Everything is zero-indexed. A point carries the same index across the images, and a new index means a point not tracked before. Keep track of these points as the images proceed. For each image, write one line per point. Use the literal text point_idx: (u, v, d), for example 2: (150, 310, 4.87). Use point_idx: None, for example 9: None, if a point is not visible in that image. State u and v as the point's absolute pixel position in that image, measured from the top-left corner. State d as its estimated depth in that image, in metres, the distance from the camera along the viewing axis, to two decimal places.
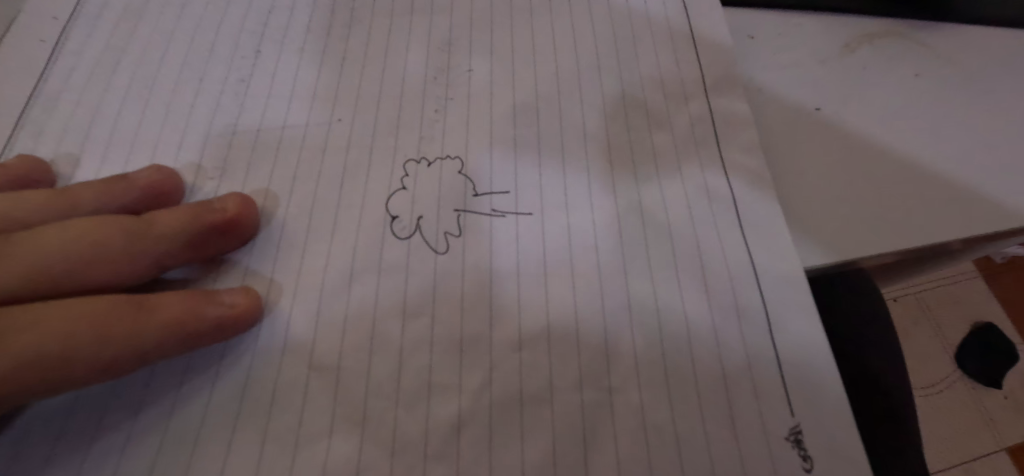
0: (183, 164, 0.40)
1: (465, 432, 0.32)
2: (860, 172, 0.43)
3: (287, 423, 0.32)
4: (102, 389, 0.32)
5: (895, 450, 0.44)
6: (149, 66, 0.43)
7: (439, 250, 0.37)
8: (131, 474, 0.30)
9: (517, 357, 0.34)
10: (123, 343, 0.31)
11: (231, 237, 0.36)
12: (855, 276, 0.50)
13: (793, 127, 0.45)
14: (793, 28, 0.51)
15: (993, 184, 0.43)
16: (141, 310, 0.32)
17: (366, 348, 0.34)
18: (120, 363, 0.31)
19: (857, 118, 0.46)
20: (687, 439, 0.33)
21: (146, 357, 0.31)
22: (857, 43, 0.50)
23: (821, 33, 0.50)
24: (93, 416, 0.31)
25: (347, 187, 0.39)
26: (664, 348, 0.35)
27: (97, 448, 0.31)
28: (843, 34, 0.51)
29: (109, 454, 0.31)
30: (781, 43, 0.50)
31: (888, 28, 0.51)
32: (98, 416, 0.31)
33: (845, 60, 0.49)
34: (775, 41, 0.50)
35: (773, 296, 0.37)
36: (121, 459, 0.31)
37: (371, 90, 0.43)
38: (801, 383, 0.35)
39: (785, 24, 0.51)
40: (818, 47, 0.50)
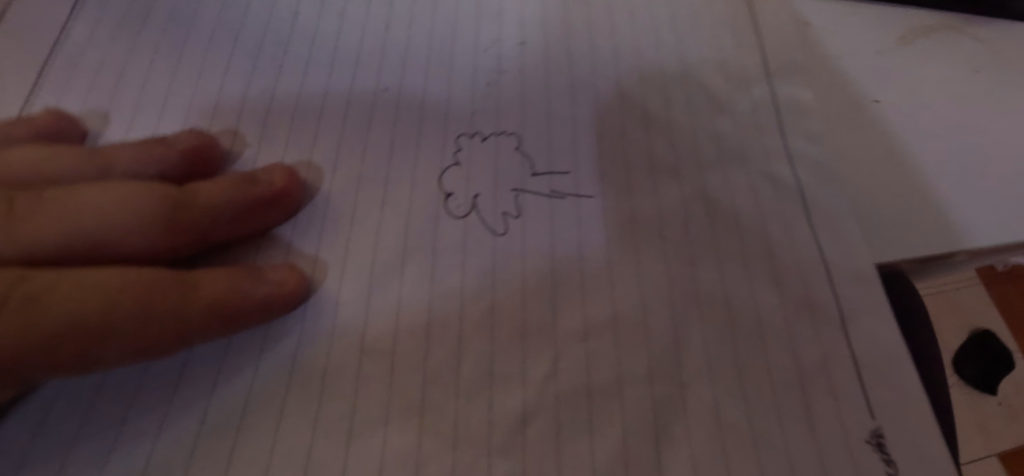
0: (219, 128, 0.37)
1: (532, 426, 0.30)
2: (923, 168, 0.41)
3: (338, 411, 0.29)
4: (132, 366, 0.29)
5: None
6: (179, 23, 0.40)
7: (497, 231, 0.34)
8: (165, 459, 0.27)
9: (583, 347, 0.32)
10: (167, 321, 0.28)
11: (275, 211, 0.33)
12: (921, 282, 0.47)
13: (852, 118, 0.43)
14: (849, 18, 0.48)
15: None
16: (186, 285, 0.29)
17: (422, 333, 0.31)
18: (160, 340, 0.28)
19: (916, 112, 0.44)
20: (766, 439, 0.31)
21: (190, 337, 0.29)
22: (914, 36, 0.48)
23: (880, 24, 0.48)
24: (125, 395, 0.29)
25: (395, 160, 0.36)
26: (737, 342, 0.33)
27: (129, 430, 0.28)
28: (900, 25, 0.48)
29: (142, 437, 0.28)
30: (838, 31, 0.48)
31: (946, 21, 0.49)
32: (130, 396, 0.29)
33: (902, 52, 0.47)
34: (832, 29, 0.47)
35: (846, 292, 0.35)
36: (154, 443, 0.28)
37: (419, 59, 0.40)
38: (880, 384, 0.33)
39: (840, 12, 0.49)
40: (875, 37, 0.48)
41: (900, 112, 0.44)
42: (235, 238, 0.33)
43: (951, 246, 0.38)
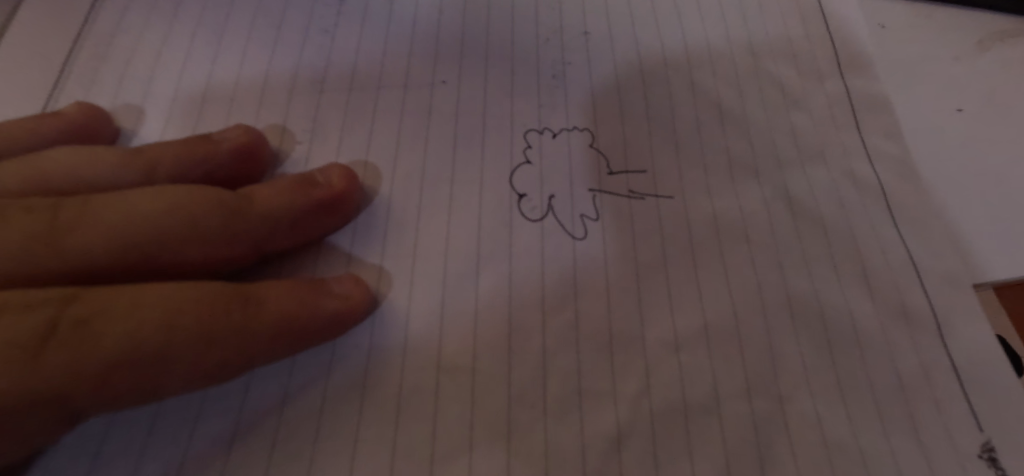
0: (266, 124, 0.34)
1: (628, 448, 0.27)
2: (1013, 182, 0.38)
3: (418, 435, 0.27)
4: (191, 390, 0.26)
5: None
6: (217, 8, 0.37)
7: (576, 235, 0.32)
8: None
9: (675, 360, 0.29)
10: (229, 342, 0.25)
11: (334, 217, 0.30)
12: None
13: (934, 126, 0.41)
14: (922, 20, 0.46)
15: None
16: (249, 301, 0.26)
17: (503, 347, 0.29)
18: (220, 365, 0.25)
19: (1002, 122, 0.41)
20: (874, 457, 0.29)
21: (254, 358, 0.26)
22: (992, 39, 0.45)
23: (962, 29, 0.45)
24: (186, 422, 0.26)
25: (460, 158, 0.34)
26: (834, 353, 0.31)
27: (192, 460, 0.25)
28: (979, 29, 0.45)
29: (208, 468, 0.25)
30: (915, 35, 0.45)
31: None
32: (191, 422, 0.26)
33: (983, 59, 0.44)
34: (908, 34, 0.45)
35: (942, 297, 0.33)
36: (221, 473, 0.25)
37: (476, 48, 0.38)
38: (988, 395, 0.30)
39: (914, 15, 0.46)
40: (954, 42, 0.45)
41: (985, 120, 0.41)
42: (292, 248, 0.30)
43: None
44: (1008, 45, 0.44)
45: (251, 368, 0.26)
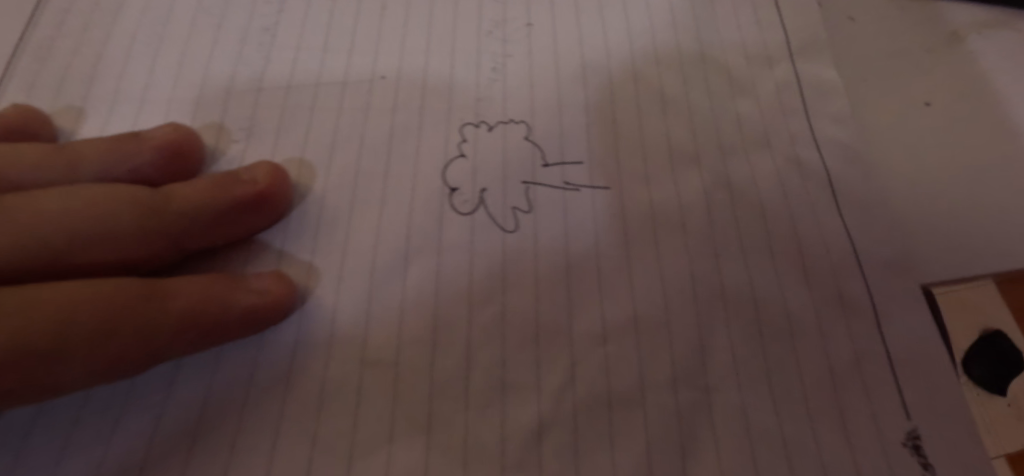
0: (203, 123, 0.34)
1: (548, 439, 0.28)
2: (973, 176, 0.37)
3: (340, 429, 0.27)
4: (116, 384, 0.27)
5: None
6: (158, 9, 0.37)
7: (507, 228, 0.32)
8: None
9: (601, 352, 0.29)
10: (132, 334, 0.26)
11: (260, 214, 0.30)
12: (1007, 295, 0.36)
13: (894, 119, 0.40)
14: (891, 13, 0.45)
15: None
16: (159, 297, 0.26)
17: (428, 342, 0.29)
18: (129, 358, 0.26)
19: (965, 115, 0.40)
20: (796, 446, 0.29)
21: (161, 351, 0.26)
22: (963, 32, 0.44)
23: (932, 20, 0.44)
24: (111, 415, 0.27)
25: (394, 153, 0.34)
26: (764, 343, 0.31)
27: (115, 451, 0.26)
28: (948, 19, 0.44)
29: (133, 459, 0.26)
30: (882, 26, 0.44)
31: (997, 15, 0.44)
32: (115, 415, 0.27)
33: (951, 52, 0.43)
34: (875, 25, 0.44)
35: (881, 286, 0.33)
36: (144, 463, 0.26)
37: (417, 41, 0.37)
38: (920, 381, 0.30)
39: (882, 6, 0.45)
40: (922, 33, 0.44)
41: (951, 116, 0.40)
42: (217, 245, 0.30)
43: (995, 237, 0.35)
44: (979, 38, 0.43)
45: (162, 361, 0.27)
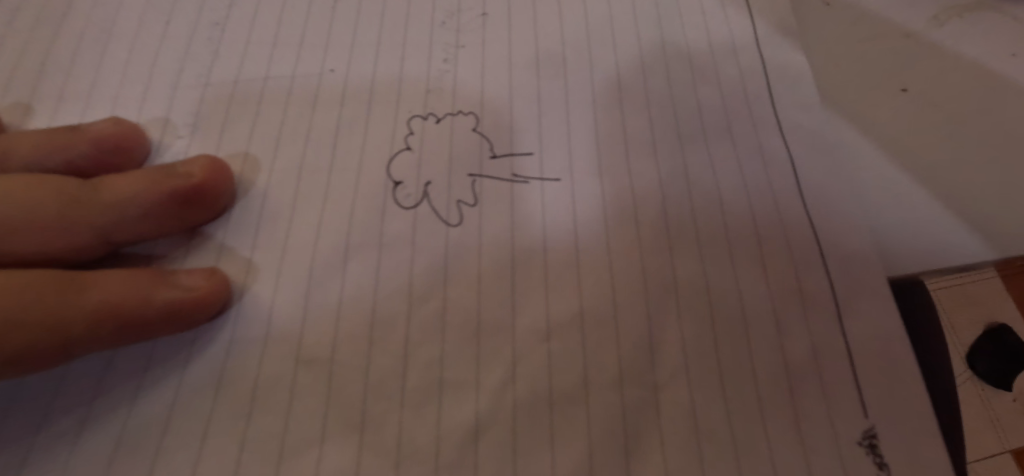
0: (148, 118, 0.34)
1: (485, 438, 0.27)
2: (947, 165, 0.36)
3: (269, 428, 0.26)
4: (47, 375, 0.27)
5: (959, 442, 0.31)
6: (108, 5, 0.37)
7: (450, 222, 0.31)
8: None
9: (544, 348, 0.28)
10: (44, 325, 0.25)
11: (194, 208, 0.30)
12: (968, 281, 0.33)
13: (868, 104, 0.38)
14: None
15: None
16: (77, 289, 0.26)
17: (365, 339, 0.28)
18: (42, 349, 0.25)
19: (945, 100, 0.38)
20: (746, 446, 0.28)
21: (70, 344, 0.26)
22: (945, 15, 0.41)
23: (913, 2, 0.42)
24: (40, 407, 0.26)
25: (340, 146, 0.33)
26: (717, 339, 0.30)
27: (40, 444, 0.26)
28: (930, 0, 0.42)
29: (57, 453, 0.25)
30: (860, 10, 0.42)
31: None
32: (43, 407, 0.26)
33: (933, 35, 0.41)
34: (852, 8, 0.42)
35: (843, 279, 0.31)
36: (69, 460, 0.25)
37: (368, 33, 0.37)
38: (880, 377, 0.29)
39: None
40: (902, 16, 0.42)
41: (928, 102, 0.38)
42: (147, 238, 0.29)
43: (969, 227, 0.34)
44: (961, 21, 0.41)
45: (75, 356, 0.26)
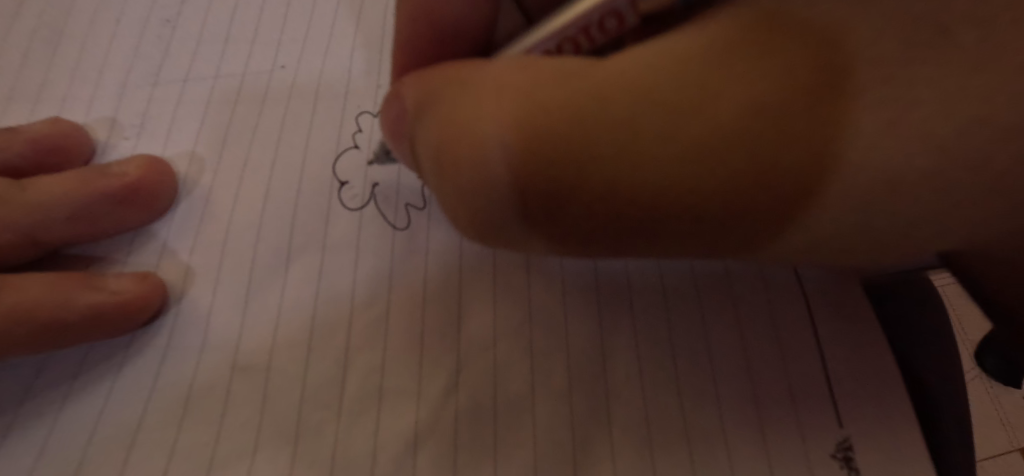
0: (95, 119, 0.33)
1: (424, 450, 0.25)
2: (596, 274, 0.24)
3: (199, 439, 0.25)
4: None
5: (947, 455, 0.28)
6: (60, 7, 0.37)
7: (397, 224, 0.30)
8: None
9: (490, 355, 0.27)
10: None
11: (129, 208, 0.29)
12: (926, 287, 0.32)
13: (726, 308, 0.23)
14: None
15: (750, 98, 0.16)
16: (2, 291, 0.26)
17: (303, 345, 0.27)
18: None
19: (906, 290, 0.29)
20: (705, 456, 0.26)
21: None
22: None
23: None
24: None
25: (285, 146, 0.32)
26: (674, 343, 0.28)
27: None
28: None
29: None
30: None
31: None
32: None
33: None
34: None
35: (813, 278, 0.30)
36: None
37: (320, 26, 0.35)
38: (852, 381, 0.27)
39: None
40: None
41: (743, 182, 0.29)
42: (83, 239, 0.29)
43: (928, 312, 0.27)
44: None
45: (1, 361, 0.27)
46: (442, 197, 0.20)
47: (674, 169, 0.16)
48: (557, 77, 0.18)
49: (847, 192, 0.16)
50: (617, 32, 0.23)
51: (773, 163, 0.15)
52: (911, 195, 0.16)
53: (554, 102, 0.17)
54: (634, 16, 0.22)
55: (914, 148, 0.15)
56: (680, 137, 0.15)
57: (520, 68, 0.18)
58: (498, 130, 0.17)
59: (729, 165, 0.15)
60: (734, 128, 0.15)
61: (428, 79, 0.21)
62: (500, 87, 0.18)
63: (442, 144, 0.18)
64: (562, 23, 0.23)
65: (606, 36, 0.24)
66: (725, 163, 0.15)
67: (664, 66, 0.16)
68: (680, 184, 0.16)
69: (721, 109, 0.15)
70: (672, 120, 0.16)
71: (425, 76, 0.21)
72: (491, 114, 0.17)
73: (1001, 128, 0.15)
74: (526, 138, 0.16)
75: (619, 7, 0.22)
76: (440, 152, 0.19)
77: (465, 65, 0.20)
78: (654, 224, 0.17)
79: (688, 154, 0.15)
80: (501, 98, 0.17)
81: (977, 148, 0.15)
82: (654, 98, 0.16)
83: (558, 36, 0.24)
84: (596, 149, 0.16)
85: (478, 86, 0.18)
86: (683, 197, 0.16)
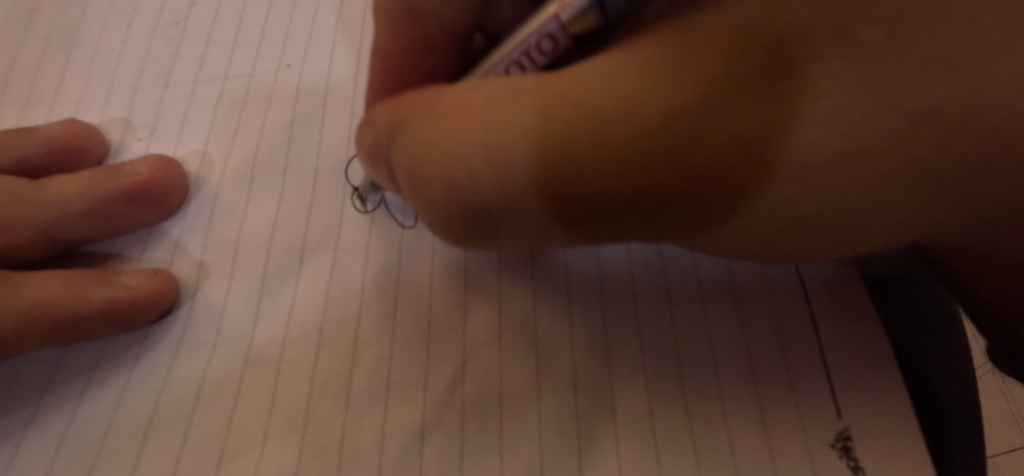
0: (109, 119, 0.34)
1: (430, 441, 0.26)
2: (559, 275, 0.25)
3: (211, 429, 0.26)
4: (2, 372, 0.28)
5: (952, 455, 0.28)
6: (73, 10, 0.38)
7: (406, 224, 0.31)
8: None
9: (494, 349, 0.28)
10: None
11: (142, 206, 0.30)
12: (924, 287, 0.32)
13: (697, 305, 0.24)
14: None
15: (678, 109, 0.17)
16: (16, 286, 0.27)
17: (313, 339, 0.28)
18: None
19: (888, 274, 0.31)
20: (707, 446, 0.26)
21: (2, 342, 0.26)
22: None
23: None
24: None
25: (294, 145, 0.32)
26: (676, 336, 0.28)
27: None
28: None
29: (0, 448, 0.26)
30: None
31: None
32: None
33: None
34: None
35: (812, 274, 0.30)
36: (12, 456, 0.26)
37: (327, 27, 0.36)
38: (852, 374, 0.28)
39: None
40: None
41: None
42: (96, 237, 0.30)
43: None
44: None
45: (15, 356, 0.27)
46: (420, 209, 0.22)
47: (614, 169, 0.17)
48: (509, 92, 0.19)
49: (777, 180, 0.18)
50: (555, 52, 0.24)
51: (701, 156, 0.17)
52: (841, 179, 0.17)
53: (506, 118, 0.19)
54: (567, 37, 0.24)
55: (831, 136, 0.17)
56: (611, 139, 0.17)
57: (474, 87, 0.20)
58: (460, 147, 0.19)
59: (657, 161, 0.17)
60: (656, 126, 0.17)
61: (398, 104, 0.23)
62: (458, 108, 0.20)
63: (413, 165, 0.21)
64: (509, 47, 0.25)
65: (546, 58, 0.25)
66: (660, 159, 0.17)
67: (598, 79, 0.18)
68: (619, 181, 0.18)
69: (647, 107, 0.17)
70: (603, 123, 0.17)
71: (393, 104, 0.23)
72: (453, 138, 0.19)
73: (920, 105, 0.16)
74: (483, 155, 0.19)
75: (552, 29, 0.24)
76: (413, 170, 0.21)
77: (431, 90, 0.22)
78: (604, 218, 0.19)
79: (618, 154, 0.17)
80: (459, 120, 0.20)
81: (900, 124, 0.16)
82: (586, 106, 0.18)
83: (506, 59, 0.25)
84: (539, 157, 0.18)
85: (441, 108, 0.21)
86: (623, 191, 0.18)
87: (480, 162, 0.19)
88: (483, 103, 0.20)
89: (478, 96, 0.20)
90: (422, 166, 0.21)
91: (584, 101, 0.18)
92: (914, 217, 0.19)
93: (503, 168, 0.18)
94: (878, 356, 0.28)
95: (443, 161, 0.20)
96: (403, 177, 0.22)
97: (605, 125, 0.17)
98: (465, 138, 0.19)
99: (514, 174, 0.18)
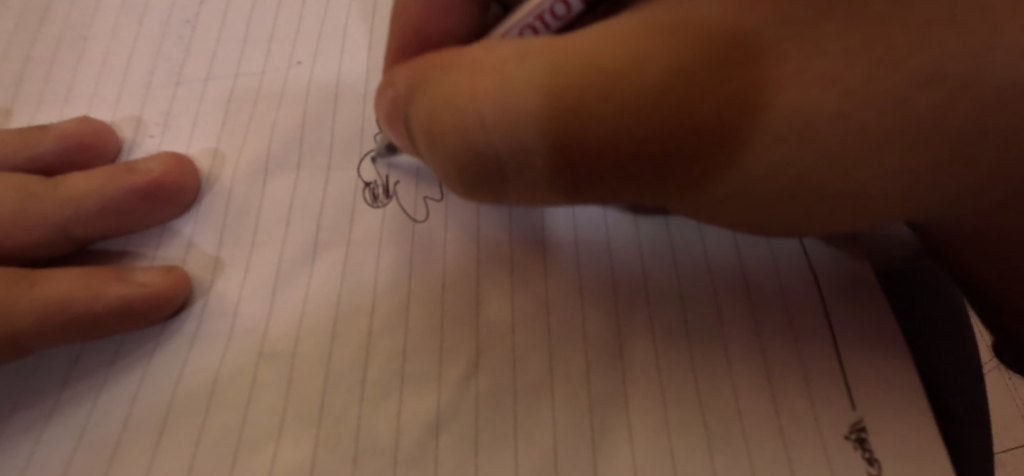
0: (121, 117, 0.34)
1: (445, 434, 0.26)
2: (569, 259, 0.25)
3: (227, 423, 0.26)
4: (20, 369, 0.28)
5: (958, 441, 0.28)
6: (84, 10, 0.38)
7: (417, 218, 0.31)
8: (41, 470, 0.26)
9: (509, 340, 0.28)
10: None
11: (154, 203, 0.30)
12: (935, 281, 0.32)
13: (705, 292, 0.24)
14: None
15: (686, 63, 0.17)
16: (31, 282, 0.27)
17: (327, 332, 0.28)
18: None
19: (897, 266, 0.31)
20: (721, 437, 0.26)
21: (19, 337, 0.27)
22: None
23: None
24: (8, 399, 0.27)
25: (305, 141, 0.33)
26: (688, 330, 0.28)
27: (8, 434, 0.26)
28: None
29: (19, 444, 0.26)
30: None
31: None
32: (12, 399, 0.27)
33: None
34: None
35: (824, 266, 0.30)
36: (31, 451, 0.26)
37: (336, 24, 0.37)
38: (865, 365, 0.28)
39: None
40: None
41: None
42: (110, 234, 0.30)
43: None
44: None
45: (31, 352, 0.27)
46: (435, 169, 0.22)
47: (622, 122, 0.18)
48: (523, 48, 0.19)
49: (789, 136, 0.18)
50: (566, 17, 0.26)
51: (707, 109, 0.17)
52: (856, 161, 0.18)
53: (519, 71, 0.19)
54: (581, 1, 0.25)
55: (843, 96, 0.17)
56: (623, 90, 0.18)
57: (489, 46, 0.20)
58: (473, 101, 0.19)
59: (665, 116, 0.17)
60: (665, 80, 0.17)
61: (415, 63, 0.23)
62: (474, 62, 0.20)
63: (429, 119, 0.21)
64: (525, 11, 0.25)
65: (557, 22, 0.26)
66: (667, 111, 0.17)
67: (612, 37, 0.18)
68: (628, 134, 0.18)
69: (657, 60, 0.18)
70: (618, 72, 0.18)
71: (412, 64, 0.23)
72: (467, 90, 0.19)
73: None
74: (493, 106, 0.19)
75: None
76: (430, 124, 0.21)
77: (450, 53, 0.22)
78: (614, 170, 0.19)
79: (632, 99, 0.18)
80: (474, 74, 0.20)
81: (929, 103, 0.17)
82: (600, 59, 0.18)
83: (520, 23, 0.25)
84: (551, 108, 0.18)
85: (457, 66, 0.20)
86: (641, 143, 0.18)
87: (493, 114, 0.19)
88: (501, 58, 0.19)
89: (494, 54, 0.20)
90: (436, 119, 0.20)
91: (598, 55, 0.18)
92: (922, 179, 0.19)
93: (515, 120, 0.18)
94: (891, 347, 0.28)
95: (458, 112, 0.20)
96: (418, 132, 0.22)
97: (616, 77, 0.18)
98: (480, 92, 0.19)
99: (524, 124, 0.18)
